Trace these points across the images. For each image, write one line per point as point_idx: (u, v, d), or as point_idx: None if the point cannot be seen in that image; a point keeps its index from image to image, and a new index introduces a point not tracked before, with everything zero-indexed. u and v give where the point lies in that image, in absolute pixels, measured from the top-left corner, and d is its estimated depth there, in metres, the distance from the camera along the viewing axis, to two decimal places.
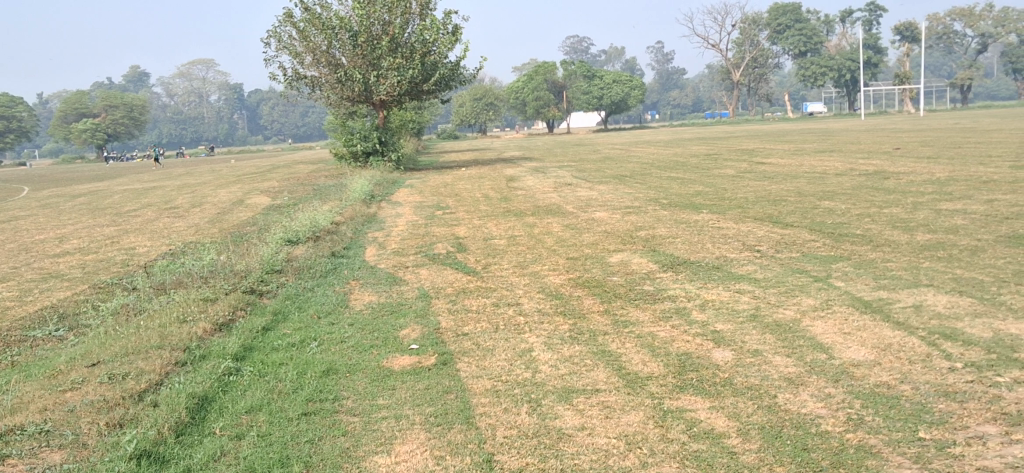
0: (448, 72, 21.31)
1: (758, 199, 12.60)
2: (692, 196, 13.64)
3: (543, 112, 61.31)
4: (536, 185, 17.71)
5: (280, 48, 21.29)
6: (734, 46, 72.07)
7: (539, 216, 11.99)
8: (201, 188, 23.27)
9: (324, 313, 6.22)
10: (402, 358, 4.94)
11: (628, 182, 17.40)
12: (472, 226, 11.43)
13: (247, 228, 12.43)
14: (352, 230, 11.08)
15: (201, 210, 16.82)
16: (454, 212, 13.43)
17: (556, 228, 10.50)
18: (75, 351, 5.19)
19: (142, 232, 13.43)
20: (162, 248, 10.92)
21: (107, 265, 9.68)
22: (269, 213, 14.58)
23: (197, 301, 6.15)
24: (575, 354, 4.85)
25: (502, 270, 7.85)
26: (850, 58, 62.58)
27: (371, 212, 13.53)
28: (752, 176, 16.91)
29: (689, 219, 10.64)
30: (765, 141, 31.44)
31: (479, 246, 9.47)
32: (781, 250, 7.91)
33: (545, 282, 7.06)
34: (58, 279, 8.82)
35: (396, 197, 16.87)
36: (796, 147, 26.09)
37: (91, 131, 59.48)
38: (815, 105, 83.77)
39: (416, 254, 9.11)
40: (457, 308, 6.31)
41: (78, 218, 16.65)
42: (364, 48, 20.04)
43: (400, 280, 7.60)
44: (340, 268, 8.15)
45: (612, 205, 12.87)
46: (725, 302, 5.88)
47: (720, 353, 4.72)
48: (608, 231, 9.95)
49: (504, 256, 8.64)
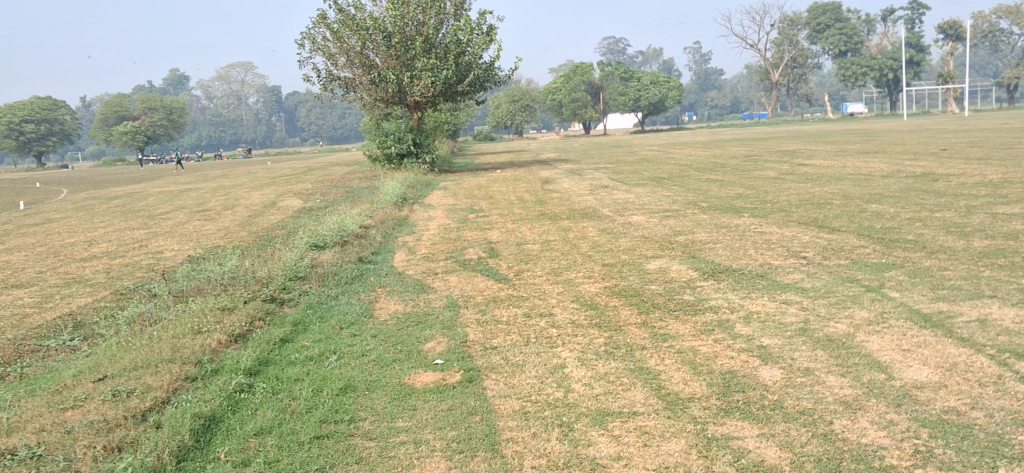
0: (483, 72, 21.01)
1: (801, 202, 12.15)
2: (732, 199, 13.22)
3: (580, 113, 60.85)
4: (572, 187, 17.36)
5: (314, 49, 21.13)
6: (773, 46, 71.16)
7: (574, 220, 11.64)
8: (235, 191, 23.19)
9: (347, 324, 5.93)
10: (425, 374, 4.62)
11: (666, 184, 16.99)
12: (505, 230, 11.11)
13: (276, 231, 12.21)
14: (381, 234, 10.81)
15: (233, 212, 16.68)
16: (487, 215, 13.12)
17: (591, 233, 10.15)
18: (83, 365, 4.95)
19: (171, 235, 13.27)
20: (188, 252, 10.72)
21: (131, 270, 9.49)
22: (300, 216, 14.37)
23: (214, 311, 5.89)
24: (611, 371, 4.51)
25: (534, 277, 7.51)
26: (892, 57, 61.50)
27: (403, 215, 13.27)
28: (793, 178, 16.43)
29: (730, 223, 10.24)
30: (805, 142, 30.80)
31: (511, 251, 9.15)
32: (829, 257, 7.49)
33: (579, 291, 6.72)
34: (80, 285, 8.63)
35: (429, 199, 16.60)
36: (837, 148, 25.49)
37: (131, 133, 60.02)
38: (856, 106, 82.49)
39: (446, 259, 8.81)
40: (486, 319, 5.98)
41: (111, 222, 16.55)
42: (398, 49, 19.81)
43: (427, 288, 7.29)
44: (367, 274, 7.86)
45: (650, 208, 12.49)
46: (772, 314, 5.49)
47: (767, 371, 4.36)
48: (645, 236, 9.58)
49: (537, 262, 8.31)
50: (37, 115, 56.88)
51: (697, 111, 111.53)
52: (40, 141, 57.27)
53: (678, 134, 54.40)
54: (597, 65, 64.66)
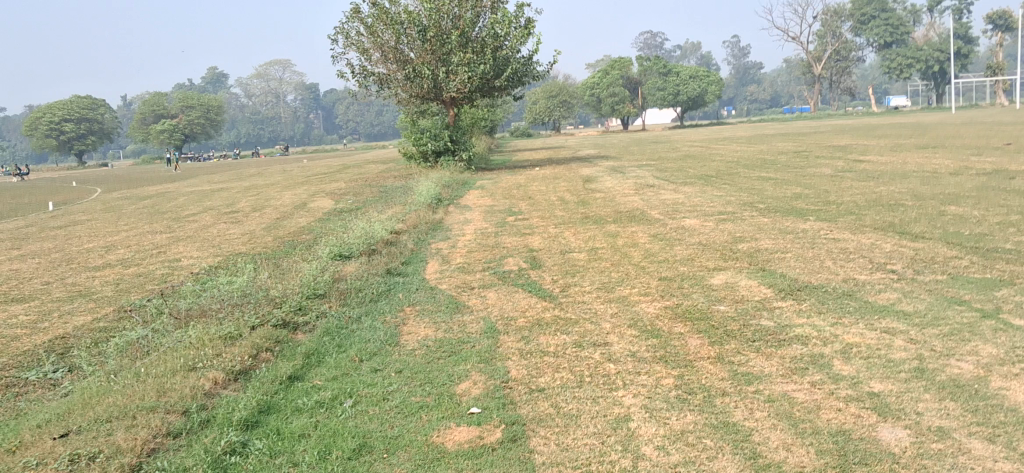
0: (521, 67, 20.13)
1: (869, 203, 11.13)
2: (790, 200, 12.23)
3: (619, 108, 59.74)
4: (616, 186, 16.46)
5: (347, 45, 20.38)
6: (815, 38, 69.51)
7: (622, 224, 10.73)
8: (267, 190, 22.53)
9: (369, 355, 5.09)
10: (459, 428, 3.77)
11: (716, 183, 16.03)
12: (547, 235, 10.23)
13: (303, 237, 11.42)
14: (413, 241, 9.97)
15: (261, 214, 15.95)
16: (528, 218, 12.23)
17: (642, 240, 9.23)
18: (52, 413, 4.18)
19: (193, 240, 12.53)
20: (207, 261, 9.95)
21: (142, 282, 8.73)
22: (329, 219, 13.62)
23: (214, 341, 5.06)
24: (689, 428, 3.64)
25: (582, 294, 6.62)
26: (939, 48, 59.67)
27: (437, 218, 12.46)
28: (852, 176, 15.35)
29: (795, 228, 9.28)
30: (854, 136, 29.57)
31: (556, 261, 8.26)
32: (922, 270, 6.52)
33: (637, 313, 5.82)
34: (83, 300, 7.87)
35: (466, 199, 15.79)
36: (891, 143, 24.26)
37: (169, 132, 60.02)
38: (901, 99, 80.53)
39: (484, 270, 7.96)
40: (530, 349, 5.10)
41: (136, 224, 15.90)
42: (434, 43, 18.96)
43: (462, 307, 6.43)
44: (395, 290, 7.04)
45: (703, 211, 11.52)
46: (875, 348, 4.56)
47: (890, 432, 3.45)
48: (703, 243, 8.66)
49: (585, 275, 7.42)
50: (77, 115, 56.95)
51: (738, 106, 109.88)
52: (79, 140, 57.24)
53: (719, 130, 53.18)
54: (636, 60, 63.52)
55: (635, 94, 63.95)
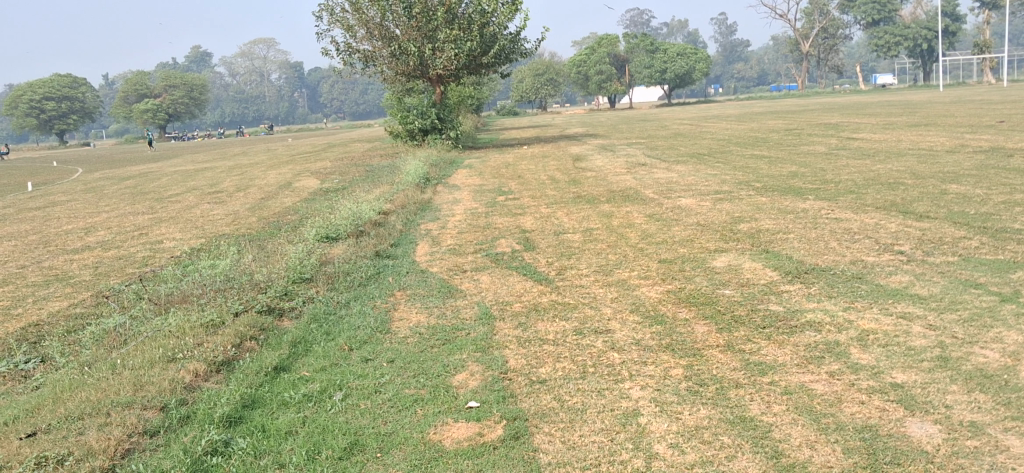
0: (508, 44, 19.82)
1: (867, 181, 10.92)
2: (786, 178, 12.01)
3: (606, 87, 59.41)
4: (607, 165, 16.23)
5: (332, 21, 19.99)
6: (803, 16, 69.32)
7: (616, 203, 10.51)
8: (251, 170, 22.19)
9: (358, 343, 4.83)
10: (457, 425, 3.52)
11: (709, 161, 15.82)
12: (540, 215, 9.98)
13: (288, 218, 11.12)
14: (402, 222, 9.69)
15: (245, 195, 15.62)
16: (519, 198, 11.97)
17: (638, 220, 9.00)
18: (20, 408, 3.90)
19: (175, 221, 12.21)
20: (190, 243, 9.66)
21: (122, 265, 8.42)
22: (315, 199, 13.32)
23: (195, 330, 4.79)
24: (704, 423, 3.40)
25: (580, 278, 6.39)
26: (926, 26, 59.62)
27: (426, 198, 12.19)
28: (846, 154, 15.15)
29: (794, 208, 9.06)
30: (843, 114, 29.37)
31: (550, 243, 8.02)
32: (930, 251, 6.33)
33: (638, 298, 5.58)
34: (59, 285, 7.57)
35: (455, 179, 15.51)
36: (882, 121, 24.10)
37: (152, 111, 59.36)
38: (887, 77, 80.56)
39: (476, 252, 7.72)
40: (529, 337, 4.86)
41: (117, 205, 15.55)
42: (419, 20, 18.59)
43: (455, 291, 6.18)
44: (385, 273, 6.78)
45: (698, 190, 11.30)
46: (893, 336, 4.33)
47: (920, 428, 3.22)
48: (700, 223, 8.45)
49: (581, 257, 7.18)
50: (59, 94, 56.24)
51: (725, 84, 109.72)
52: (61, 119, 56.51)
53: (707, 109, 52.99)
54: (624, 38, 63.16)
55: (623, 73, 63.64)
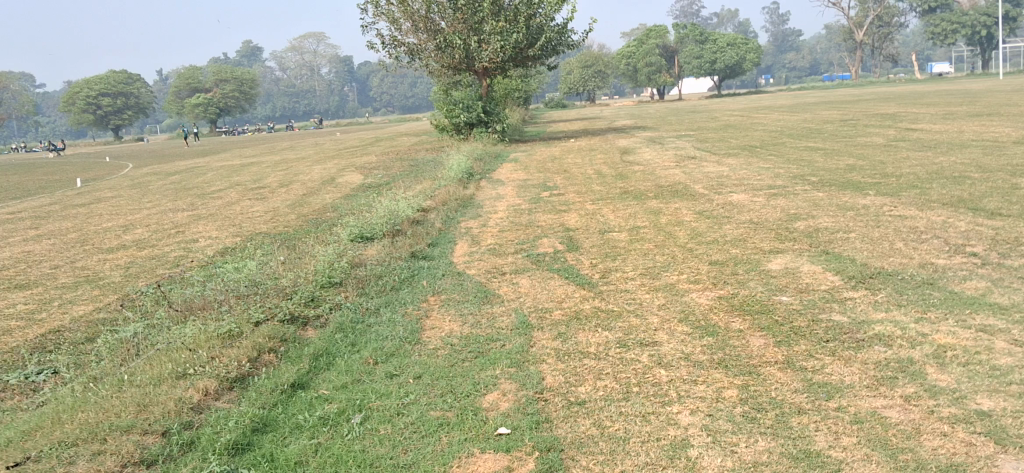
0: (554, 35, 19.41)
1: (930, 175, 10.35)
2: (843, 172, 11.46)
3: (655, 78, 58.62)
4: (655, 159, 15.75)
5: (377, 14, 19.75)
6: (857, 5, 67.76)
7: (664, 199, 10.07)
8: (296, 165, 22.04)
9: (385, 356, 4.50)
10: (485, 458, 3.17)
11: (762, 154, 15.27)
12: (585, 212, 9.59)
13: (327, 215, 10.84)
14: (442, 219, 9.36)
15: (287, 190, 15.42)
16: (563, 194, 11.58)
17: (688, 217, 8.56)
18: (17, 430, 3.63)
19: (215, 218, 11.98)
20: (225, 242, 9.41)
21: (154, 266, 8.18)
22: (357, 195, 13.05)
23: (211, 342, 4.49)
24: (762, 457, 3.01)
25: (625, 281, 5.98)
26: (986, 13, 57.89)
27: (468, 194, 11.85)
28: (906, 146, 14.51)
29: (855, 203, 8.55)
30: (901, 104, 28.50)
31: (594, 243, 7.62)
32: (1008, 253, 5.83)
33: (688, 305, 5.17)
34: (87, 287, 7.34)
35: (499, 173, 15.17)
36: (942, 111, 23.26)
37: (203, 106, 59.92)
38: (945, 66, 78.53)
39: (516, 253, 7.36)
40: (568, 350, 4.48)
41: (160, 201, 15.45)
42: (465, 12, 18.25)
43: (491, 296, 5.82)
44: (420, 276, 6.45)
45: (750, 185, 10.80)
46: (975, 352, 3.88)
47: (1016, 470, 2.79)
48: (754, 221, 7.99)
49: (626, 259, 6.77)
50: (114, 89, 56.92)
51: (776, 74, 107.97)
52: (116, 114, 57.26)
53: (758, 98, 52.03)
54: (673, 28, 62.26)
55: (672, 63, 62.75)
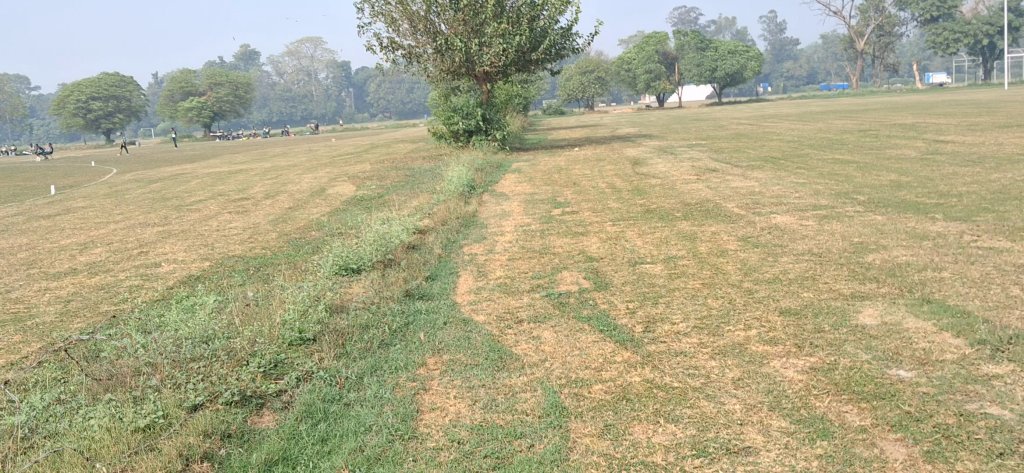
0: (558, 39, 18.15)
1: (997, 195, 9.08)
2: (891, 190, 10.20)
3: (654, 85, 57.38)
4: (672, 171, 14.50)
5: (373, 15, 18.47)
6: (860, 13, 66.64)
7: (694, 221, 8.80)
8: (285, 173, 20.68)
9: (368, 465, 3.20)
10: None
11: (787, 167, 14.02)
12: (606, 236, 8.33)
13: (308, 236, 9.52)
14: (441, 244, 8.06)
15: (270, 203, 14.10)
16: (577, 212, 10.32)
17: (731, 246, 7.27)
18: None
19: (185, 236, 10.65)
20: (189, 268, 8.10)
21: (96, 301, 6.84)
22: (345, 211, 11.73)
23: (122, 446, 3.20)
24: None
25: (677, 339, 4.68)
26: (989, 22, 56.69)
27: (470, 211, 10.58)
28: (946, 159, 13.27)
29: (927, 230, 7.28)
30: (917, 114, 27.36)
31: (627, 278, 6.33)
32: None
33: (775, 383, 3.90)
34: (8, 331, 6.00)
35: (502, 186, 13.87)
36: (965, 121, 22.04)
37: (196, 110, 58.46)
38: (944, 76, 77.45)
39: (533, 291, 6.06)
40: (625, 458, 3.20)
41: (132, 214, 14.11)
42: (465, 13, 16.99)
43: (509, 358, 4.50)
44: (416, 325, 5.14)
45: (791, 204, 9.52)
46: None
47: None
48: (813, 253, 6.71)
49: (671, 303, 5.47)
50: (105, 93, 55.42)
51: (775, 82, 107.14)
52: (106, 118, 55.83)
53: (761, 107, 50.86)
54: (674, 35, 60.99)
55: (672, 70, 61.46)
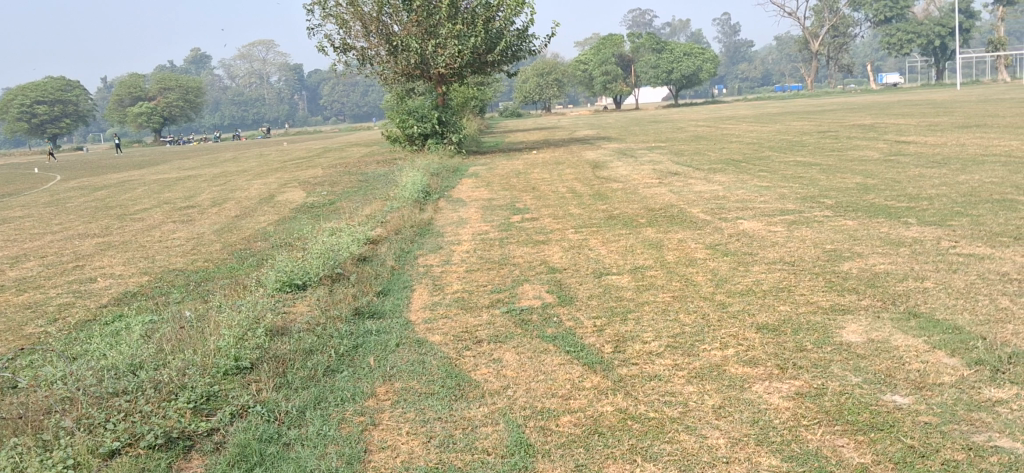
0: (515, 40, 17.78)
1: (967, 198, 8.86)
2: (858, 193, 9.95)
3: (610, 87, 57.24)
4: (633, 175, 14.19)
5: (324, 16, 17.98)
6: (813, 15, 67.15)
7: (660, 227, 8.48)
8: (235, 180, 20.07)
9: None
10: None
11: (749, 170, 13.78)
12: (568, 244, 7.96)
13: (255, 248, 9.04)
14: (394, 256, 7.63)
15: (217, 211, 13.56)
16: (537, 218, 9.95)
17: (700, 254, 6.94)
18: None
19: (125, 248, 10.11)
20: (126, 284, 7.60)
21: (19, 322, 6.32)
22: (295, 220, 11.25)
23: None
24: None
25: (650, 361, 4.31)
26: (941, 23, 57.33)
27: (426, 218, 10.16)
28: (909, 161, 13.09)
29: (902, 236, 7.01)
30: (874, 114, 27.40)
31: (593, 291, 5.96)
32: None
33: (760, 411, 3.54)
34: None
35: (458, 191, 13.47)
36: (922, 121, 22.06)
37: (146, 115, 57.25)
38: (896, 77, 78.34)
39: (492, 307, 5.66)
40: None
41: (72, 224, 13.48)
42: (419, 14, 16.58)
43: (467, 386, 4.11)
44: (366, 348, 4.72)
45: (757, 209, 9.23)
46: None
47: None
48: (786, 262, 6.39)
49: (641, 319, 5.10)
50: (50, 97, 54.01)
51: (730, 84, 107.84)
52: (52, 123, 54.44)
53: (717, 109, 50.96)
54: (630, 37, 60.98)
55: (628, 72, 61.44)
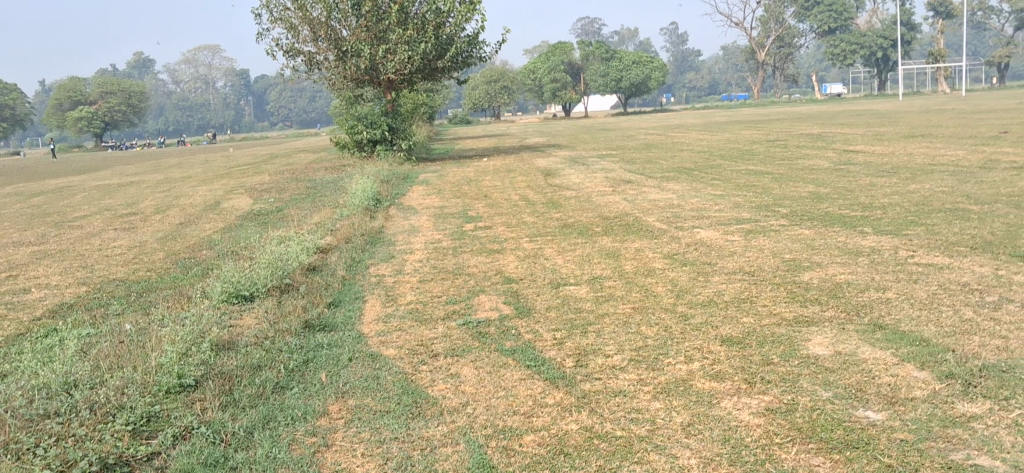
0: (466, 46, 17.63)
1: (920, 207, 8.88)
2: (812, 202, 9.95)
3: (560, 95, 57.34)
4: (585, 183, 14.10)
5: (271, 21, 17.66)
6: (759, 26, 68.00)
7: (616, 236, 8.36)
8: (179, 186, 19.63)
9: None
10: None
11: (701, 178, 13.76)
12: (524, 253, 7.81)
13: (200, 256, 8.75)
14: (345, 265, 7.41)
15: (161, 218, 13.19)
16: (490, 226, 9.78)
17: (659, 264, 6.84)
18: None
19: (62, 257, 9.74)
20: (63, 295, 7.28)
21: None
22: (241, 227, 10.95)
23: None
24: None
25: (614, 375, 4.17)
26: (883, 35, 58.39)
27: (377, 226, 9.95)
28: (859, 170, 13.19)
29: (859, 245, 6.97)
30: (822, 123, 27.69)
31: (551, 301, 5.81)
32: None
33: (731, 428, 3.41)
34: None
35: (409, 198, 13.25)
36: (869, 131, 22.32)
37: (86, 119, 56.02)
38: (840, 87, 79.63)
39: (448, 319, 5.48)
40: None
41: (7, 231, 13.02)
42: (368, 19, 16.35)
43: (425, 403, 3.92)
44: (317, 363, 4.51)
45: (712, 217, 9.16)
46: None
47: None
48: (745, 271, 6.30)
49: (602, 331, 4.95)
50: None
51: (678, 92, 108.83)
52: None
53: (666, 117, 51.28)
54: (579, 45, 61.19)
55: (577, 80, 61.61)
